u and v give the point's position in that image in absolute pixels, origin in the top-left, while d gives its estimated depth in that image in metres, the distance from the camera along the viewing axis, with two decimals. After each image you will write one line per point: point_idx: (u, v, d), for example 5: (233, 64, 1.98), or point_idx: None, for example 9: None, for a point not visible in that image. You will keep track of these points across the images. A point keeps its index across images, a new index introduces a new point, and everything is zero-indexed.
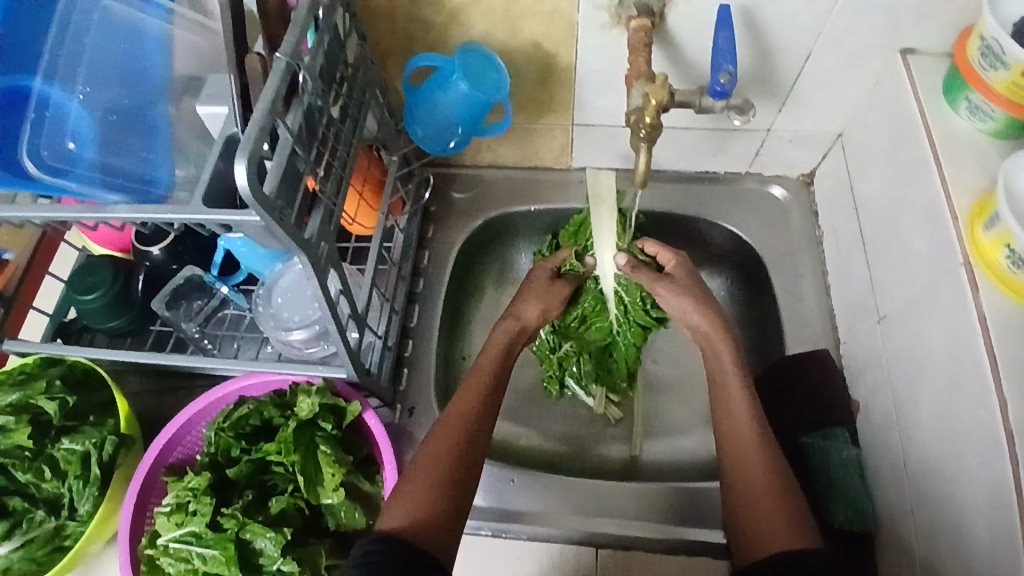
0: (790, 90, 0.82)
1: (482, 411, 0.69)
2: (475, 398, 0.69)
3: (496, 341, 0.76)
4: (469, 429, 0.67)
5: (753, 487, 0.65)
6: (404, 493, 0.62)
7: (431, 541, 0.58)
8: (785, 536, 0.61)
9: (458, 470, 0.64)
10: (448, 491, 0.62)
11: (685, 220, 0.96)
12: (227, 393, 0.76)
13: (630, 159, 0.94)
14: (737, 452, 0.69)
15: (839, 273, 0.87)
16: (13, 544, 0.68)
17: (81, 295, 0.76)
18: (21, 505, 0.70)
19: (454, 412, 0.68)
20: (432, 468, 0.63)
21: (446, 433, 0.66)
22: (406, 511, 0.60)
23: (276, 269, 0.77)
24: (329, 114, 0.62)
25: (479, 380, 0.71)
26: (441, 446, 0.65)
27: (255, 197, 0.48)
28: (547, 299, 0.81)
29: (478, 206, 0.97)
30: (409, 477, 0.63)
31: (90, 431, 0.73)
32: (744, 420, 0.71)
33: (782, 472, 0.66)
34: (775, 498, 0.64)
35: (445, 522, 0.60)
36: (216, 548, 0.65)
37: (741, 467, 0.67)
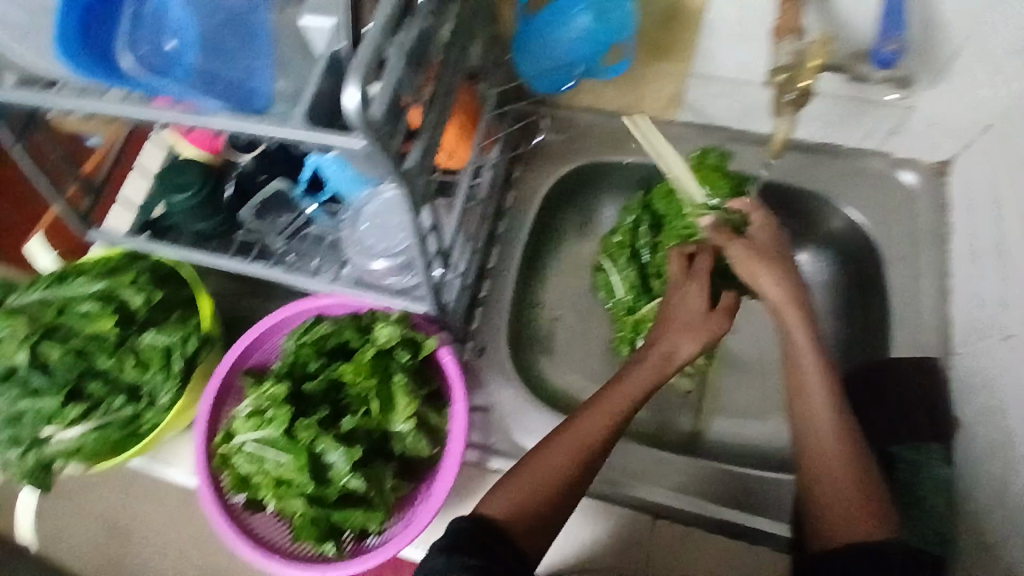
0: (950, 63, 0.71)
1: (608, 440, 0.67)
2: (605, 425, 0.67)
3: (648, 366, 0.72)
4: (587, 453, 0.66)
5: (827, 468, 0.63)
6: (508, 487, 0.65)
7: (521, 539, 0.63)
8: (862, 523, 0.60)
9: (565, 487, 0.65)
10: (551, 502, 0.65)
11: (795, 195, 0.88)
12: (308, 309, 0.77)
13: (745, 119, 0.86)
14: (808, 422, 0.66)
15: (965, 278, 0.79)
16: (94, 424, 0.74)
17: (172, 194, 0.76)
18: (102, 389, 0.75)
19: (579, 431, 0.67)
20: (542, 479, 0.65)
21: (564, 450, 0.66)
22: (506, 506, 0.64)
23: (363, 193, 0.76)
24: (440, 37, 0.57)
25: (615, 406, 0.69)
26: (556, 461, 0.66)
27: (362, 120, 0.45)
28: (692, 299, 0.76)
29: (573, 150, 0.91)
30: (516, 475, 0.66)
31: (173, 326, 0.77)
32: (817, 394, 0.67)
33: (855, 449, 0.64)
34: (849, 472, 0.63)
35: (540, 527, 0.64)
36: (290, 455, 0.68)
37: (813, 446, 0.65)
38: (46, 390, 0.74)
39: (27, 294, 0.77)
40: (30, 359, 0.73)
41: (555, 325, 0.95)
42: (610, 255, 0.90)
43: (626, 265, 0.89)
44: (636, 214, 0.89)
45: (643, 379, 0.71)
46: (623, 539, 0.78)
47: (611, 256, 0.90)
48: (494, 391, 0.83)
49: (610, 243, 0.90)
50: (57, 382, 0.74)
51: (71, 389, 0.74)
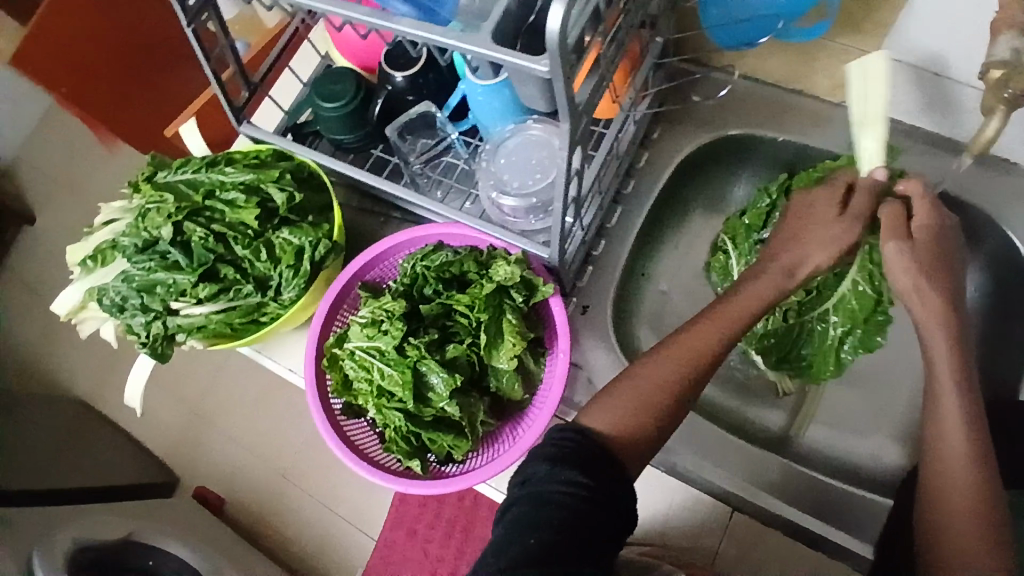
0: None
1: (710, 358, 0.66)
2: (709, 340, 0.66)
3: (748, 296, 0.68)
4: (689, 369, 0.66)
5: (954, 515, 0.57)
6: (612, 400, 0.65)
7: (624, 455, 0.62)
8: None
9: (669, 403, 0.64)
10: (653, 420, 0.64)
11: (960, 208, 0.79)
12: (430, 234, 0.78)
13: (927, 109, 0.78)
14: (941, 472, 0.59)
15: None
16: (220, 307, 0.80)
17: (324, 101, 0.80)
18: (234, 276, 0.80)
19: (684, 346, 0.66)
20: (643, 392, 0.65)
21: (666, 365, 0.65)
22: (609, 418, 0.64)
23: (507, 128, 0.75)
24: None
25: (719, 324, 0.67)
26: (659, 376, 0.65)
27: (559, 45, 0.44)
28: (810, 253, 0.69)
29: (721, 118, 0.86)
30: (618, 388, 0.66)
31: (307, 230, 0.80)
32: (956, 437, 0.59)
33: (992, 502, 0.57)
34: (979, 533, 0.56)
35: (642, 444, 0.63)
36: (395, 369, 0.70)
37: (942, 493, 0.58)
38: (184, 266, 0.80)
39: (178, 174, 0.84)
40: (173, 234, 0.80)
41: (658, 298, 0.92)
42: (734, 236, 0.86)
43: (750, 249, 0.85)
44: (773, 197, 0.83)
45: (743, 309, 0.68)
46: (697, 522, 0.77)
47: (734, 236, 0.86)
48: (590, 349, 0.82)
49: (737, 222, 0.86)
50: (194, 262, 0.80)
51: (207, 270, 0.80)
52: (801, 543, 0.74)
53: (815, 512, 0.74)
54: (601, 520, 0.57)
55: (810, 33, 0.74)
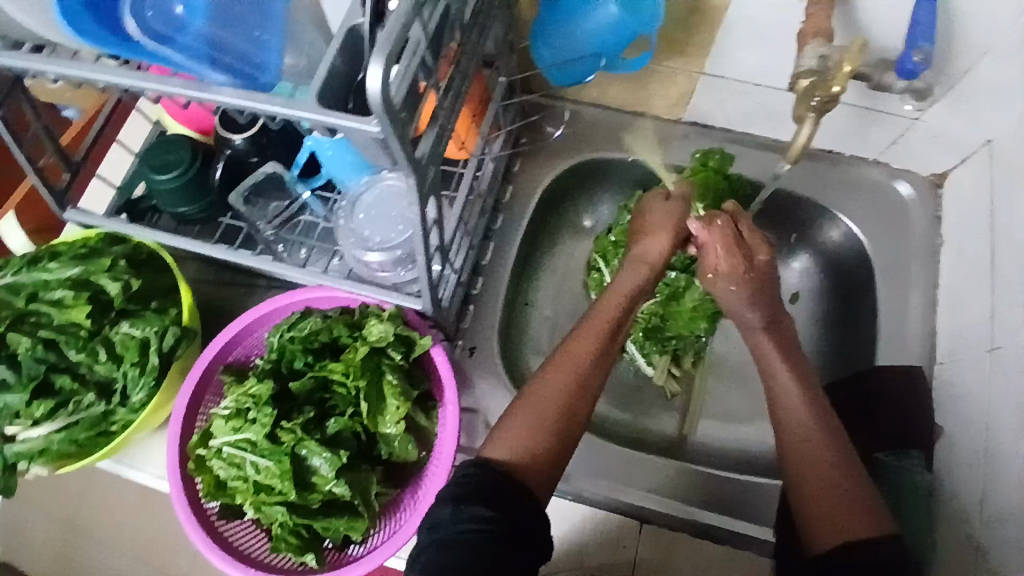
0: (960, 78, 0.71)
1: (597, 364, 0.66)
2: (594, 344, 0.66)
3: (615, 294, 0.70)
4: (580, 378, 0.65)
5: (816, 467, 0.61)
6: (510, 426, 0.62)
7: (532, 481, 0.60)
8: (857, 522, 0.57)
9: (567, 416, 0.63)
10: (556, 437, 0.62)
11: (795, 202, 0.88)
12: (294, 302, 0.72)
13: (754, 121, 0.84)
14: (792, 431, 0.63)
15: (954, 291, 0.79)
16: (59, 424, 0.68)
17: (156, 173, 0.74)
18: (70, 385, 0.70)
19: (570, 356, 0.66)
20: (537, 414, 0.62)
21: (554, 381, 0.64)
22: (511, 446, 0.61)
23: (362, 181, 0.72)
24: (461, 20, 0.54)
25: (598, 326, 0.68)
26: (549, 395, 0.64)
27: (384, 105, 0.42)
28: (652, 244, 0.73)
29: (575, 144, 0.89)
30: (512, 416, 0.63)
31: (152, 319, 0.72)
32: (794, 397, 0.65)
33: (841, 447, 0.62)
34: (842, 484, 0.59)
35: (548, 464, 0.61)
36: (271, 459, 0.64)
37: (797, 451, 0.62)
38: (14, 383, 0.69)
39: None
40: None
41: (545, 324, 0.91)
42: (604, 254, 0.88)
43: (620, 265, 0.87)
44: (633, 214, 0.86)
45: (615, 309, 0.69)
46: (608, 544, 0.77)
47: (605, 254, 0.88)
48: (484, 391, 0.80)
49: (605, 240, 0.88)
50: (23, 376, 0.69)
51: (40, 383, 0.69)
52: (709, 542, 0.76)
53: (718, 508, 0.77)
54: (516, 552, 0.53)
55: (637, 65, 0.69)
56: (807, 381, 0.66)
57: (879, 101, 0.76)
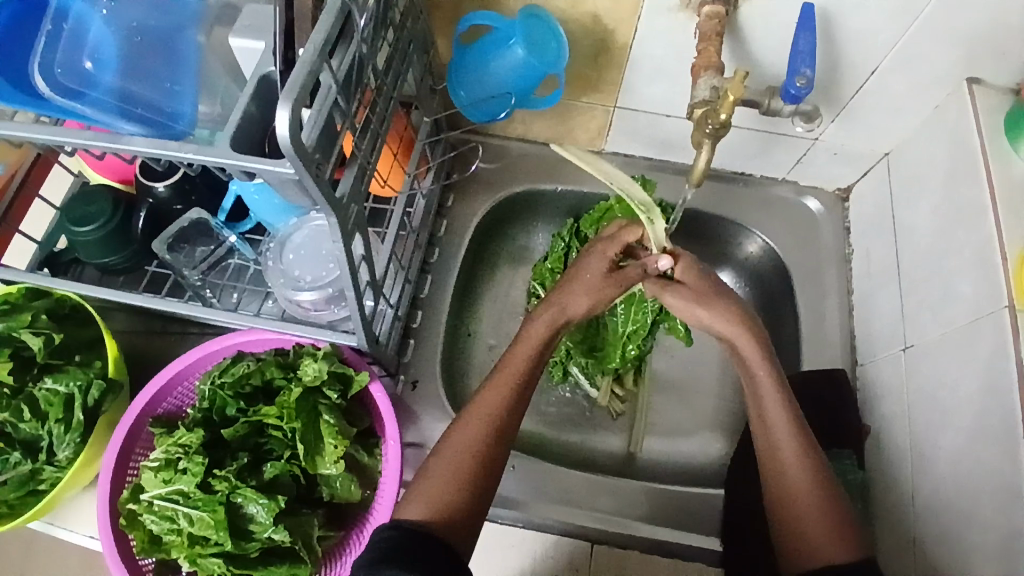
0: (849, 102, 0.77)
1: (511, 408, 0.65)
2: (504, 390, 0.65)
3: (530, 338, 0.68)
4: (494, 426, 0.64)
5: (799, 500, 0.61)
6: (426, 482, 0.61)
7: (450, 535, 0.59)
8: (836, 549, 0.58)
9: (482, 466, 0.62)
10: (472, 488, 0.61)
11: (716, 222, 0.92)
12: (225, 347, 0.72)
13: (668, 149, 0.90)
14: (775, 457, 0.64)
15: (866, 295, 0.84)
16: None
17: (77, 225, 0.74)
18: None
19: (482, 405, 0.65)
20: (451, 466, 0.62)
21: (468, 431, 0.63)
22: (425, 503, 0.60)
23: (290, 222, 0.73)
24: (375, 64, 0.56)
25: (512, 370, 0.66)
26: (463, 445, 0.63)
27: (294, 148, 0.43)
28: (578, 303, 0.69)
29: (504, 177, 0.92)
30: (427, 471, 0.62)
31: (75, 372, 0.70)
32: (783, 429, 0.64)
33: (823, 477, 0.62)
34: (824, 518, 0.60)
35: (466, 516, 0.60)
36: (204, 509, 0.63)
37: (785, 484, 0.62)
38: None
39: None
40: None
41: (488, 354, 0.92)
42: (543, 280, 0.90)
43: None
44: (567, 241, 0.88)
45: (526, 357, 0.67)
46: (561, 565, 0.76)
47: (543, 281, 0.90)
48: (428, 424, 0.80)
49: (543, 268, 0.90)
50: None
51: None
52: (662, 557, 0.76)
53: (667, 522, 0.78)
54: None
55: (550, 102, 0.72)
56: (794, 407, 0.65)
57: (782, 127, 0.82)
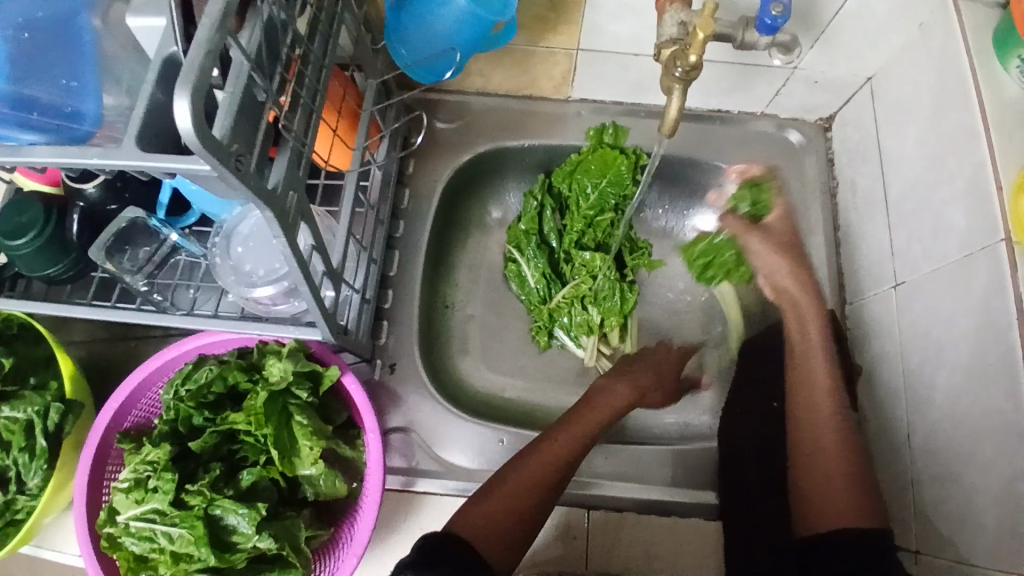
0: (828, 25, 0.70)
1: (580, 453, 0.67)
2: (578, 438, 0.68)
3: (600, 407, 0.74)
4: (560, 466, 0.65)
5: (820, 461, 0.62)
6: (476, 508, 0.60)
7: (491, 552, 0.57)
8: (848, 511, 0.57)
9: (536, 508, 0.62)
10: (522, 516, 0.61)
11: (691, 165, 0.87)
12: (184, 351, 0.68)
13: (641, 90, 0.83)
14: (809, 429, 0.65)
15: (854, 231, 0.80)
16: None
17: (8, 240, 0.67)
18: None
19: (547, 452, 0.66)
20: (511, 489, 0.62)
21: (535, 464, 0.64)
22: (476, 520, 0.59)
23: (233, 214, 0.69)
24: (294, 30, 0.49)
25: (585, 426, 0.70)
26: (528, 477, 0.63)
27: (204, 144, 0.37)
28: (619, 383, 0.78)
29: (467, 137, 0.86)
30: (487, 494, 0.62)
31: (31, 397, 0.65)
32: (822, 397, 0.66)
33: (853, 465, 0.61)
34: (845, 484, 0.60)
35: (509, 540, 0.59)
36: (183, 526, 0.60)
37: (813, 447, 0.63)
38: None
39: None
40: None
41: (469, 324, 0.88)
42: (519, 244, 0.85)
43: (536, 253, 0.85)
44: (539, 199, 0.85)
45: (596, 419, 0.72)
46: (559, 538, 0.74)
47: (519, 244, 0.85)
48: (412, 407, 0.77)
49: (517, 230, 0.86)
50: None
51: None
52: (656, 515, 0.75)
53: (660, 480, 0.76)
54: None
55: (503, 38, 0.65)
56: (840, 393, 0.67)
57: (758, 58, 0.76)
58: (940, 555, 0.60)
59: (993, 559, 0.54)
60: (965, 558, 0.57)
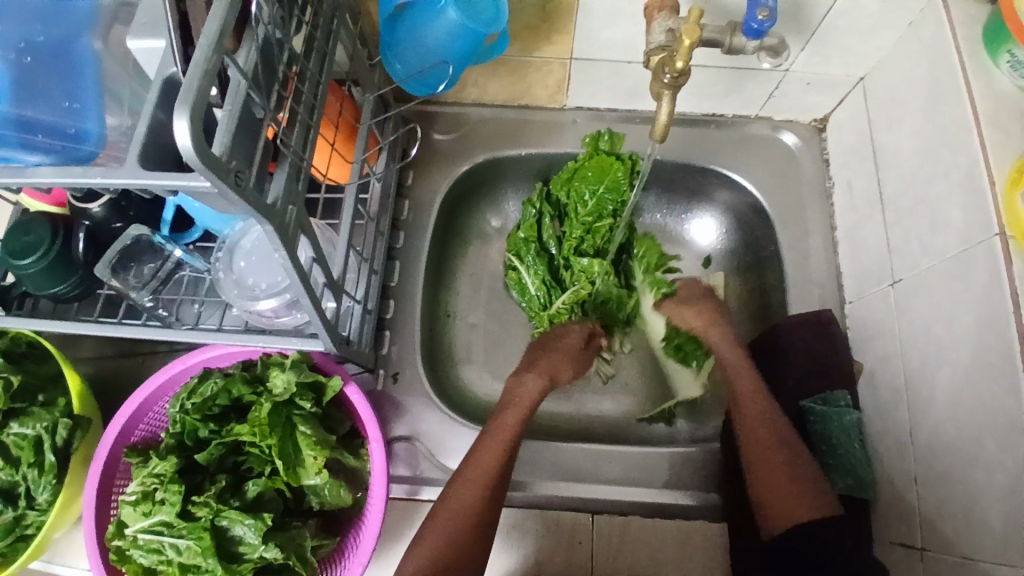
0: (818, 28, 0.71)
1: (504, 465, 0.67)
2: (501, 448, 0.68)
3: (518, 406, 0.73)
4: (486, 488, 0.66)
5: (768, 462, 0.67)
6: (425, 537, 0.64)
7: None
8: (802, 507, 0.63)
9: (477, 528, 0.64)
10: (462, 547, 0.63)
11: (688, 169, 0.88)
12: (190, 365, 0.69)
13: (635, 96, 0.84)
14: (748, 433, 0.70)
15: (851, 231, 0.81)
16: None
17: (17, 259, 0.69)
18: None
19: (480, 463, 0.67)
20: (445, 526, 0.64)
21: (464, 492, 0.65)
22: (421, 560, 0.62)
23: (235, 228, 0.70)
24: (290, 48, 0.51)
25: (507, 431, 0.70)
26: (458, 506, 0.65)
27: (203, 161, 0.38)
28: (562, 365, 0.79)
29: (465, 148, 0.87)
30: (427, 532, 0.65)
31: (40, 413, 0.66)
32: (754, 402, 0.72)
33: (799, 458, 0.67)
34: (800, 483, 0.65)
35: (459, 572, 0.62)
36: (191, 537, 0.60)
37: (754, 448, 0.69)
38: None
39: None
40: None
41: (471, 333, 0.89)
42: (518, 252, 0.86)
43: (535, 261, 0.85)
44: (538, 207, 0.86)
45: (515, 419, 0.71)
46: (564, 542, 0.74)
47: (519, 252, 0.86)
48: (415, 416, 0.78)
49: (517, 238, 0.87)
50: None
51: None
52: (661, 518, 0.75)
53: (664, 484, 0.76)
54: None
55: (495, 50, 0.67)
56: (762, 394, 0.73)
57: (750, 62, 0.77)
58: (947, 552, 0.60)
59: (1001, 554, 0.54)
60: (973, 555, 0.57)
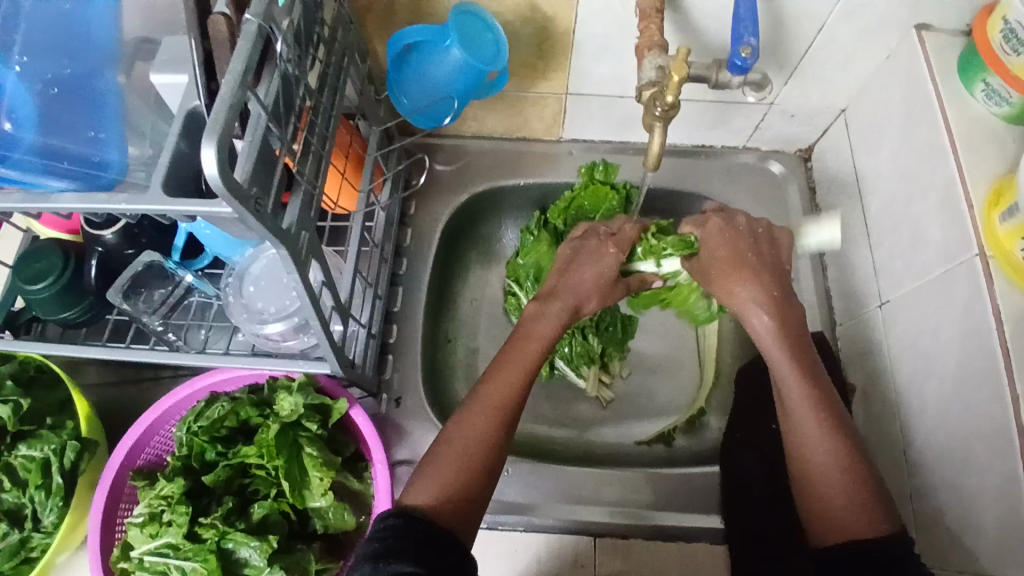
0: (799, 62, 0.76)
1: (522, 392, 0.62)
2: (519, 375, 0.62)
3: (534, 330, 0.65)
4: (501, 417, 0.60)
5: (817, 476, 0.58)
6: (435, 466, 0.58)
7: (457, 522, 0.56)
8: (855, 526, 0.56)
9: (493, 457, 0.59)
10: (477, 475, 0.58)
11: (680, 197, 0.91)
12: (198, 389, 0.70)
13: (628, 128, 0.88)
14: (797, 438, 0.60)
15: (838, 255, 0.84)
16: None
17: (30, 285, 0.71)
18: None
19: (496, 390, 0.61)
20: (457, 453, 0.58)
21: (478, 417, 0.60)
22: (432, 489, 0.57)
23: (246, 254, 0.72)
24: (306, 84, 0.54)
25: (524, 358, 0.63)
26: (472, 432, 0.59)
27: (226, 187, 0.41)
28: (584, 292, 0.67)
29: (465, 177, 0.91)
30: (433, 459, 0.59)
31: (48, 436, 0.67)
32: (799, 393, 0.59)
33: (852, 465, 0.58)
34: (850, 497, 0.57)
35: (473, 504, 0.57)
36: (196, 559, 0.61)
37: (804, 457, 0.59)
38: None
39: None
40: None
41: (471, 357, 0.91)
42: (518, 278, 0.88)
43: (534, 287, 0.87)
44: (536, 233, 0.87)
45: (533, 347, 0.64)
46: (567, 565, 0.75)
47: (519, 278, 0.88)
48: (418, 439, 0.79)
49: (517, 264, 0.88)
50: None
51: None
52: (662, 540, 0.76)
53: (665, 504, 0.77)
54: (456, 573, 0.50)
55: (495, 87, 0.70)
56: (815, 379, 0.60)
57: (737, 96, 0.81)
58: (946, 566, 0.61)
59: (999, 565, 0.55)
60: (972, 568, 0.58)
